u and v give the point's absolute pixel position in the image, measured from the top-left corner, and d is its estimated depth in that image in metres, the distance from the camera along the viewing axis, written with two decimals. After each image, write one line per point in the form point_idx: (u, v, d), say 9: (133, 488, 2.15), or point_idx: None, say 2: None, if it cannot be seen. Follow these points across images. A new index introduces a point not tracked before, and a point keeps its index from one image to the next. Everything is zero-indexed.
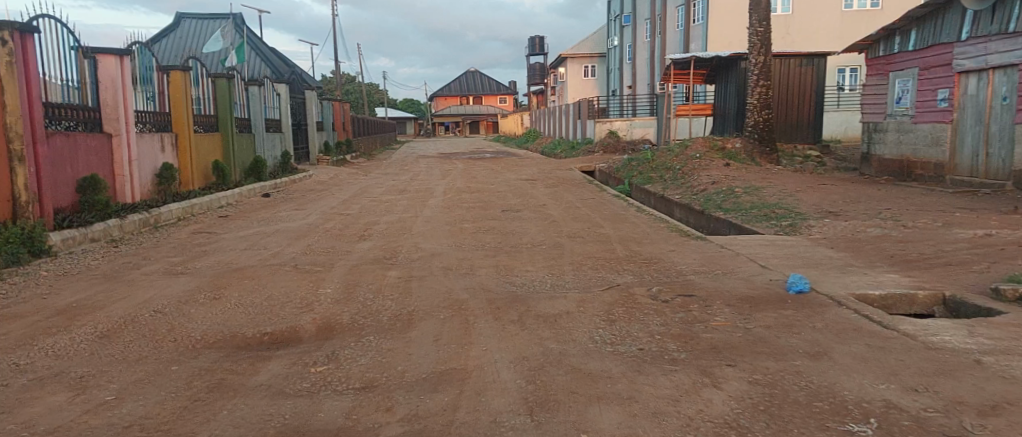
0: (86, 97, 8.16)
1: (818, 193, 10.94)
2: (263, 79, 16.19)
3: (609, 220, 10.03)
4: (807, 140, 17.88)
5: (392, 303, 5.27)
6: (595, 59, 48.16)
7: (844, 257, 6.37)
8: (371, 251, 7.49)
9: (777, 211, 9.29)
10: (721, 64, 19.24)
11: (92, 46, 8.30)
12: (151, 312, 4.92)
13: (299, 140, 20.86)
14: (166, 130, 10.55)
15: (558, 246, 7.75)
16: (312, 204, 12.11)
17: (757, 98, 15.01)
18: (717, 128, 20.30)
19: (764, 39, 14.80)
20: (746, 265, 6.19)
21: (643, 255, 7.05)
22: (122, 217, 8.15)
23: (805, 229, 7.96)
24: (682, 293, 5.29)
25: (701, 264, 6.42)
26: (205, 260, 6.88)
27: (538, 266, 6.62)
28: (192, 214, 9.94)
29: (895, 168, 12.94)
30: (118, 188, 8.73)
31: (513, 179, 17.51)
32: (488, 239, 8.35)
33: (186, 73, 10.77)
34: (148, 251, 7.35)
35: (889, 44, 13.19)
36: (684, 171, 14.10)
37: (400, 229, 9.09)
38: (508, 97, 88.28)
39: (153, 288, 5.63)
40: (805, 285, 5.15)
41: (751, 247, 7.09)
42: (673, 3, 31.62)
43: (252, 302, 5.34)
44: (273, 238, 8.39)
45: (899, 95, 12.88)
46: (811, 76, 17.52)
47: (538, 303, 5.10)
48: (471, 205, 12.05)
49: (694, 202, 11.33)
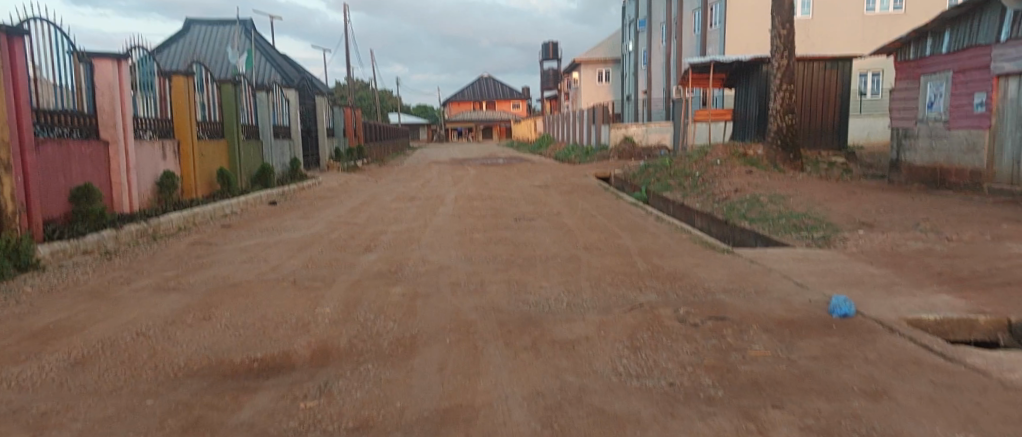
0: (82, 103, 7.88)
1: (849, 202, 10.38)
2: (272, 85, 15.90)
3: (628, 230, 9.56)
4: (831, 147, 17.27)
5: (394, 325, 4.83)
6: (610, 64, 47.68)
7: (887, 274, 5.84)
8: (376, 264, 7.06)
9: (806, 222, 8.77)
10: (742, 68, 18.70)
11: (89, 50, 8.03)
12: (133, 335, 4.53)
13: (309, 147, 20.61)
14: (169, 137, 10.24)
15: (574, 260, 7.29)
16: (318, 212, 11.73)
17: (779, 103, 14.46)
18: (736, 133, 19.74)
19: (786, 42, 14.26)
20: (780, 283, 5.69)
21: (665, 270, 6.57)
22: (117, 228, 7.82)
23: (839, 242, 7.45)
24: (713, 315, 4.81)
25: (730, 281, 5.94)
26: (200, 275, 6.50)
27: (553, 282, 6.17)
28: (194, 223, 9.60)
29: (927, 176, 12.34)
30: (116, 197, 8.42)
31: (526, 186, 17.08)
32: (501, 251, 7.91)
33: (189, 78, 10.47)
34: (143, 264, 6.99)
35: (919, 46, 12.59)
36: (703, 179, 13.58)
37: (408, 240, 8.68)
38: (521, 103, 87.98)
39: (140, 306, 5.25)
40: (850, 308, 4.65)
41: (782, 262, 6.59)
42: (689, 7, 31.09)
43: (243, 322, 4.93)
44: (274, 249, 8.01)
45: (931, 99, 12.28)
46: (835, 80, 16.94)
47: (554, 327, 4.64)
48: (483, 214, 11.64)
49: (716, 211, 10.84)
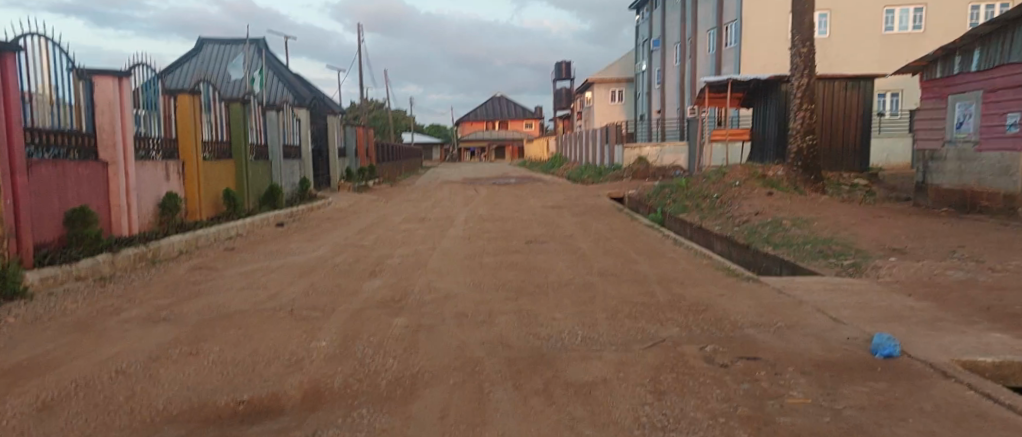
0: (80, 122, 7.68)
1: (877, 226, 9.91)
2: (283, 105, 15.76)
3: (645, 254, 9.15)
4: (853, 168, 16.80)
5: (395, 362, 4.44)
6: (623, 83, 47.46)
7: (929, 307, 5.37)
8: (380, 291, 6.70)
9: (834, 248, 8.32)
10: (760, 87, 18.31)
11: (89, 67, 7.84)
12: (112, 373, 4.19)
13: (320, 167, 20.41)
14: (173, 157, 10.03)
15: (589, 287, 6.89)
16: (325, 234, 11.43)
17: (800, 123, 14.03)
18: (754, 154, 19.29)
19: (807, 60, 13.89)
20: (814, 318, 5.25)
21: (687, 300, 6.15)
22: (114, 252, 7.57)
23: (871, 270, 6.99)
24: (743, 354, 4.38)
25: (758, 314, 5.51)
26: (194, 304, 6.16)
27: (567, 314, 5.75)
28: (196, 246, 9.33)
29: (957, 199, 11.79)
30: (114, 220, 8.17)
31: (539, 207, 16.72)
32: (511, 277, 7.52)
33: (195, 97, 10.29)
34: (138, 291, 6.68)
35: (946, 64, 12.16)
36: (722, 200, 13.15)
37: (415, 265, 8.31)
38: (534, 122, 88.03)
39: (125, 339, 4.91)
40: (896, 348, 4.19)
41: (813, 292, 6.15)
42: (703, 27, 30.84)
43: (233, 358, 4.57)
44: (275, 275, 7.67)
45: (959, 120, 11.81)
46: (857, 99, 16.52)
47: (568, 366, 4.23)
48: (493, 236, 11.28)
49: (737, 235, 10.41)
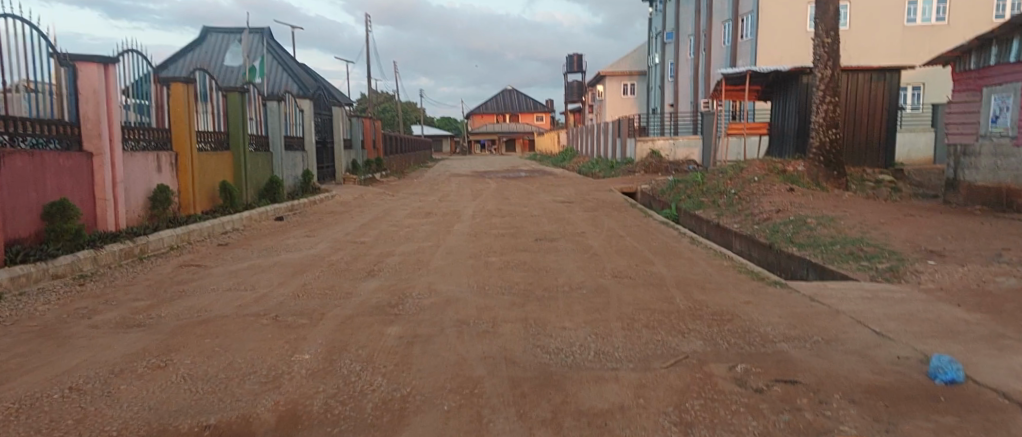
0: (62, 110, 7.22)
1: (908, 226, 9.29)
2: (285, 94, 15.30)
3: (661, 254, 8.61)
4: (877, 164, 16.12)
5: (383, 381, 3.93)
6: (636, 77, 46.70)
7: (984, 320, 4.78)
8: (376, 294, 6.20)
9: (866, 249, 7.74)
10: (780, 79, 17.61)
11: (72, 52, 7.38)
12: (65, 390, 3.72)
13: (324, 159, 19.94)
14: (165, 148, 9.58)
15: (602, 291, 6.36)
16: (324, 229, 10.96)
17: (823, 116, 13.36)
18: (773, 148, 18.62)
19: (831, 50, 13.23)
20: (855, 332, 4.71)
21: (709, 308, 5.60)
22: (97, 248, 7.12)
23: (910, 276, 6.40)
24: (779, 377, 3.84)
25: (790, 326, 4.97)
26: (173, 307, 5.69)
27: (578, 323, 5.23)
28: (188, 241, 8.90)
29: (991, 197, 11.09)
30: (100, 214, 7.72)
31: (548, 202, 16.18)
32: (518, 279, 7.01)
33: (189, 85, 9.84)
34: (117, 292, 6.21)
35: (982, 55, 11.44)
36: (740, 197, 12.54)
37: (415, 264, 7.81)
38: (545, 115, 87.32)
39: (88, 348, 4.43)
40: (958, 373, 3.62)
41: (849, 301, 5.59)
42: (719, 18, 30.06)
43: (205, 373, 4.09)
44: (267, 274, 7.22)
45: (995, 113, 11.08)
46: (882, 91, 15.84)
47: (580, 390, 3.71)
48: (501, 232, 10.77)
49: (758, 233, 9.84)
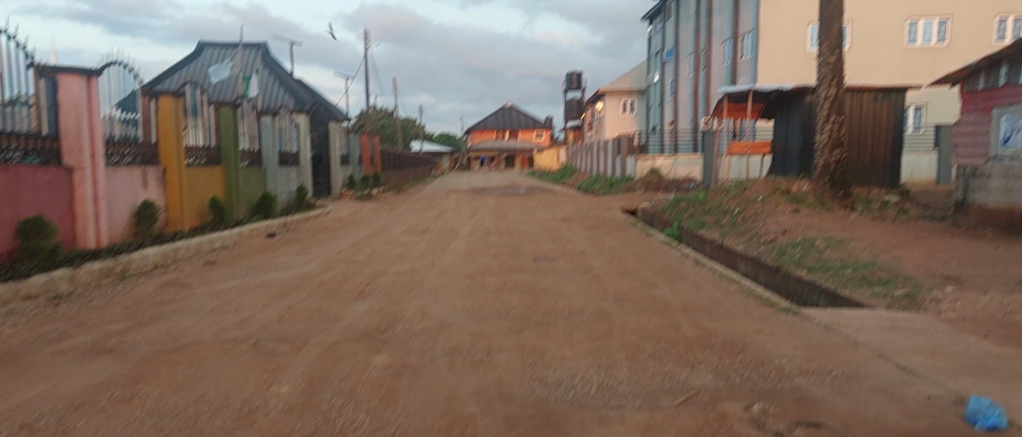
0: (41, 123, 6.94)
1: (920, 249, 8.98)
2: (280, 109, 15.07)
3: (664, 276, 8.29)
4: (882, 184, 15.87)
5: (366, 419, 3.58)
6: (636, 95, 46.69)
7: (1016, 355, 4.47)
8: (364, 318, 5.86)
9: (878, 274, 7.43)
10: (783, 97, 17.42)
11: (53, 64, 7.11)
12: (14, 429, 3.36)
13: (320, 175, 19.66)
14: (152, 163, 9.29)
15: (605, 317, 6.03)
16: (317, 247, 10.64)
17: (827, 135, 13.13)
18: (777, 167, 18.37)
19: (835, 69, 13.03)
20: (878, 367, 4.38)
21: (719, 336, 5.27)
22: (75, 267, 6.77)
23: (928, 304, 6.07)
24: (801, 419, 3.50)
25: (807, 359, 4.64)
26: (149, 331, 5.33)
27: (578, 352, 4.89)
28: (174, 259, 8.57)
29: (1003, 220, 10.78)
30: (79, 231, 7.41)
31: (547, 219, 15.87)
32: (515, 302, 6.68)
33: (178, 98, 9.56)
34: (92, 314, 5.85)
35: (991, 75, 11.22)
36: (744, 217, 12.25)
37: (408, 285, 7.48)
38: (544, 132, 87.38)
39: (47, 379, 4.07)
40: (1000, 418, 3.29)
41: (867, 330, 5.28)
42: (719, 37, 30.02)
43: (173, 406, 3.74)
44: (252, 294, 6.88)
45: (1005, 135, 10.80)
46: (887, 111, 15.62)
47: (583, 433, 3.37)
48: (499, 251, 10.44)
49: (764, 255, 9.54)
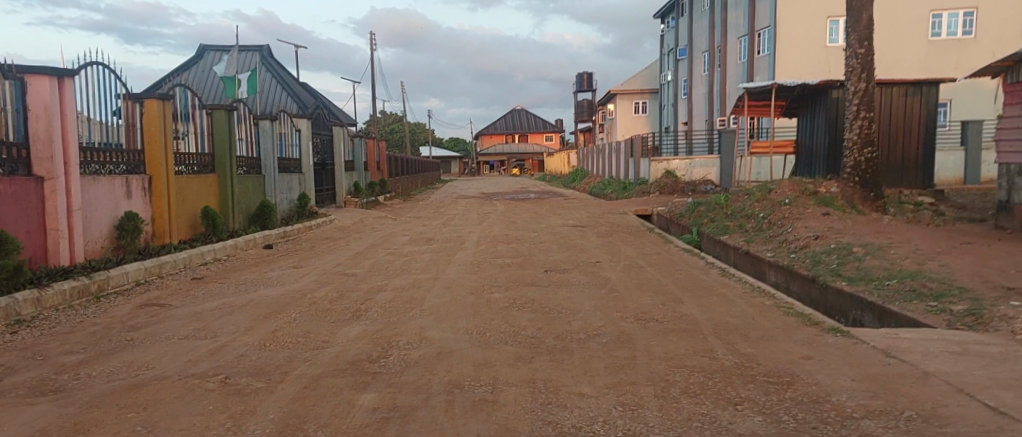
0: (7, 130, 6.35)
1: (969, 255, 8.22)
2: (280, 112, 14.49)
3: (688, 289, 7.57)
4: (914, 185, 15.04)
5: None
6: (647, 95, 45.91)
7: None
8: (355, 344, 5.20)
9: (929, 285, 6.68)
10: (807, 93, 16.59)
11: (21, 65, 6.55)
12: None
13: (323, 182, 19.01)
14: (138, 172, 8.72)
15: (627, 340, 5.33)
16: (314, 259, 10.00)
17: (856, 132, 12.35)
18: (801, 167, 17.55)
19: (865, 62, 12.24)
20: (961, 407, 3.64)
21: (761, 366, 4.55)
22: (42, 288, 6.19)
23: (998, 323, 5.30)
24: None
25: (871, 396, 3.90)
26: (110, 362, 4.72)
27: (598, 387, 4.18)
28: (159, 275, 7.98)
29: None
30: (50, 248, 6.81)
31: (559, 226, 15.17)
32: (526, 322, 5.98)
33: (165, 103, 9.00)
34: (53, 341, 5.24)
35: None
36: (770, 221, 11.48)
37: (407, 303, 6.80)
38: (554, 135, 86.65)
39: None
40: None
41: (937, 357, 4.53)
42: (733, 34, 29.19)
43: None
44: (235, 316, 6.26)
45: None
46: (918, 107, 14.79)
47: None
48: (507, 262, 9.75)
49: (796, 264, 8.79)
